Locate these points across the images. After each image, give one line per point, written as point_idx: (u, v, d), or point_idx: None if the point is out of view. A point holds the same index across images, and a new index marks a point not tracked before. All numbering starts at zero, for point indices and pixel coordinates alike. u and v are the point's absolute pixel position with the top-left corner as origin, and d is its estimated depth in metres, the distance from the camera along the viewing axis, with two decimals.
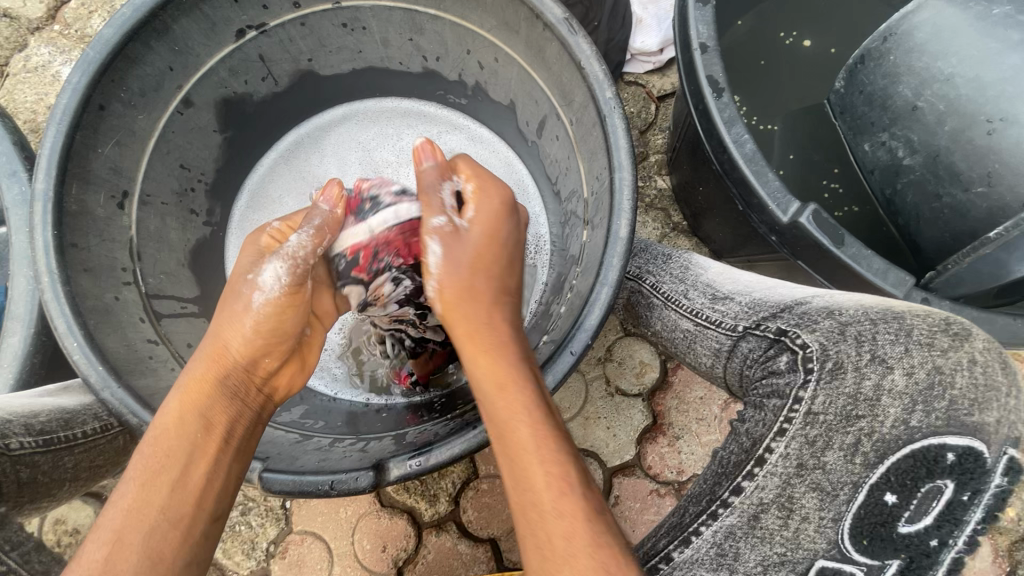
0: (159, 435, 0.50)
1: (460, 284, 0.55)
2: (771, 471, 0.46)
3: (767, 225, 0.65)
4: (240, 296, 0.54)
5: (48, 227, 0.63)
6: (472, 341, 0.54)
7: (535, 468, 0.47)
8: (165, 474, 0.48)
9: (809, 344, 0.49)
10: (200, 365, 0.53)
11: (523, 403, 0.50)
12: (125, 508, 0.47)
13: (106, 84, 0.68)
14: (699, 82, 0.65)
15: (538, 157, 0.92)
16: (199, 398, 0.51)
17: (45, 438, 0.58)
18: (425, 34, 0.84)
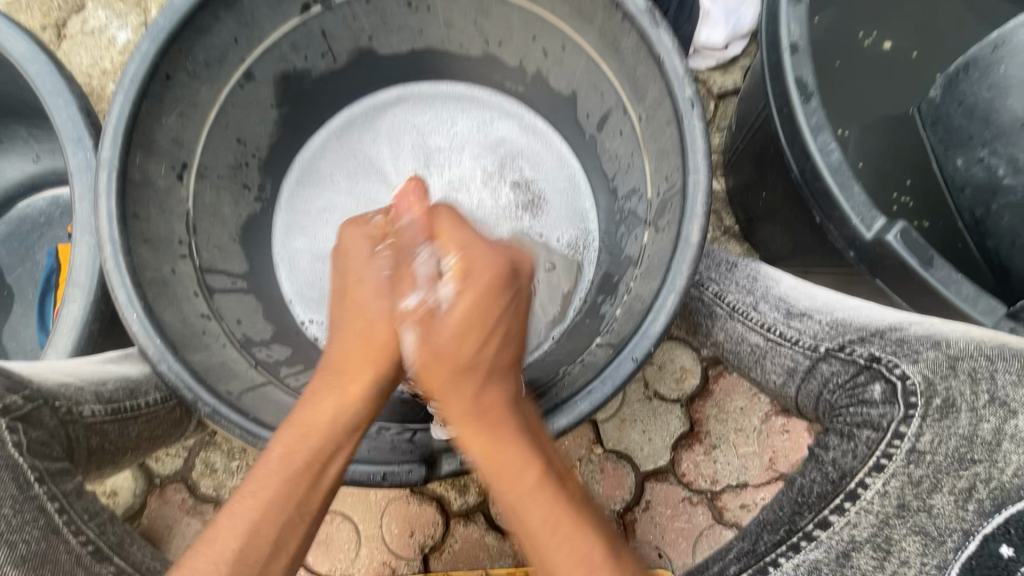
0: (308, 429, 0.55)
1: (452, 363, 0.58)
2: (866, 508, 0.48)
3: (845, 239, 0.62)
4: (381, 293, 0.61)
5: (112, 196, 0.63)
6: (463, 424, 0.56)
7: (560, 545, 0.49)
8: (310, 468, 0.53)
9: (909, 377, 0.51)
10: (357, 361, 0.59)
11: (526, 482, 0.52)
12: (267, 496, 0.51)
13: (174, 54, 0.67)
14: (786, 84, 0.61)
15: (595, 152, 0.89)
16: (352, 398, 0.57)
17: (113, 407, 0.61)
18: (491, 17, 0.81)
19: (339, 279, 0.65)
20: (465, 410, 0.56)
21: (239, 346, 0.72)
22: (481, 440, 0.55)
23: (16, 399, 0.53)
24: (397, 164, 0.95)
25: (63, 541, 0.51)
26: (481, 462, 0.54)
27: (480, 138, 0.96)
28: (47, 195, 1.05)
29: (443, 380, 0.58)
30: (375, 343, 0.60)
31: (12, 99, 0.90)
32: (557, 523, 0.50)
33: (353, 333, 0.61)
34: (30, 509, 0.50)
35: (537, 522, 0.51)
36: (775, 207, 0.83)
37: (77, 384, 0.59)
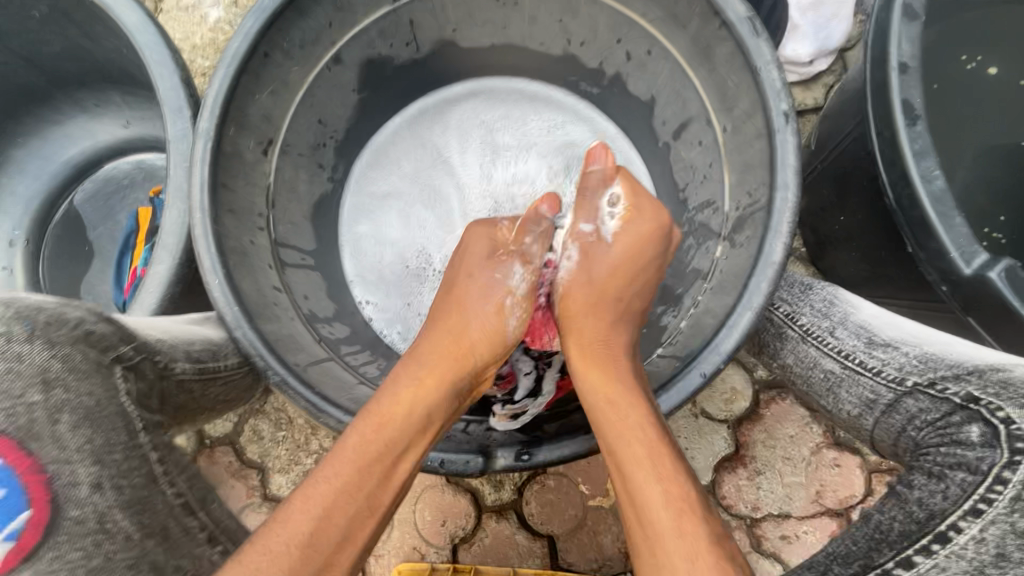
0: (385, 419, 0.56)
1: (592, 298, 0.66)
2: (958, 553, 0.44)
3: (938, 272, 0.59)
4: (489, 295, 0.67)
5: (205, 164, 0.66)
6: (586, 360, 0.62)
7: (669, 508, 0.50)
8: (381, 459, 0.54)
9: (1015, 421, 0.46)
10: (441, 360, 0.62)
11: (643, 440, 0.54)
12: (338, 484, 0.51)
13: (274, 33, 0.69)
14: (891, 105, 0.59)
15: (667, 160, 0.87)
16: (432, 393, 0.59)
17: (200, 364, 0.65)
18: (578, 16, 0.81)
19: (452, 274, 0.71)
20: (588, 352, 0.63)
21: (304, 320, 0.74)
22: (603, 376, 0.59)
23: (127, 350, 0.56)
24: (462, 159, 0.95)
25: (158, 488, 0.57)
26: (595, 392, 0.59)
27: (550, 139, 0.95)
28: (132, 159, 1.11)
29: (578, 309, 0.67)
30: (464, 347, 0.63)
31: (113, 66, 0.95)
32: (659, 458, 0.53)
33: (446, 332, 0.65)
34: (134, 457, 0.56)
35: (636, 459, 0.54)
36: (853, 232, 0.80)
37: (172, 341, 0.62)
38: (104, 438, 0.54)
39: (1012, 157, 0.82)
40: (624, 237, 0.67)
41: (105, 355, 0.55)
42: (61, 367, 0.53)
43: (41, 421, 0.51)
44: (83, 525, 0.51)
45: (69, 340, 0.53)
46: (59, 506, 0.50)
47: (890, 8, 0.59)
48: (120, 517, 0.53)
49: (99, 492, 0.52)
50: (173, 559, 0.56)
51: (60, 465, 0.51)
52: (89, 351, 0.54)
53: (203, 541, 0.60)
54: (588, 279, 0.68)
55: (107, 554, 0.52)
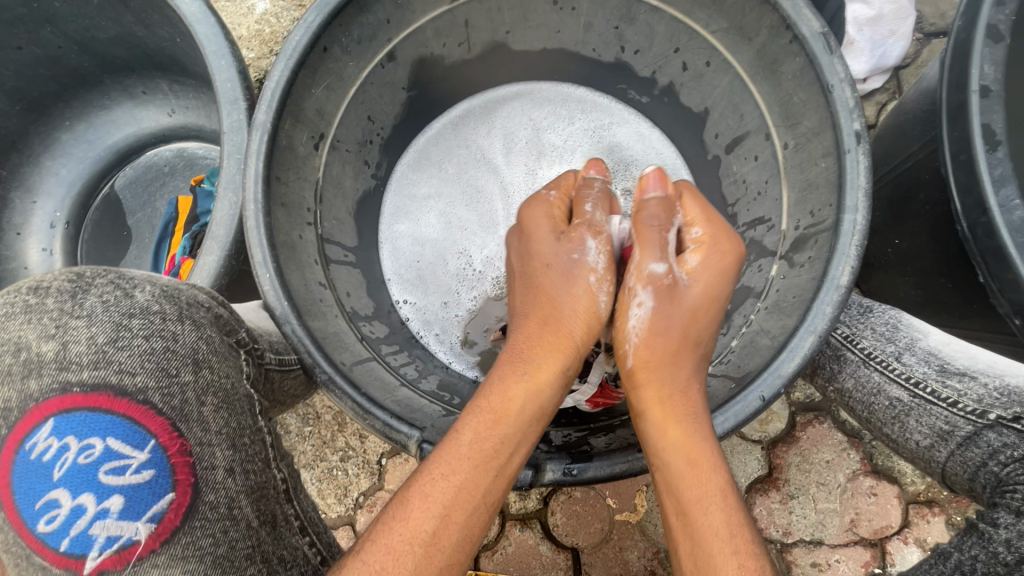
0: (499, 416, 0.53)
1: (668, 347, 0.57)
2: None
3: (1011, 306, 0.57)
4: (573, 278, 0.61)
5: (260, 157, 0.66)
6: (664, 408, 0.55)
7: (731, 564, 0.47)
8: (497, 457, 0.52)
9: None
10: (547, 350, 0.58)
11: (715, 486, 0.50)
12: (456, 483, 0.50)
13: (334, 28, 0.69)
14: (970, 130, 0.57)
15: (717, 173, 0.86)
16: (542, 386, 0.56)
17: (283, 357, 0.67)
18: (636, 24, 0.79)
19: (524, 265, 0.64)
20: (668, 397, 0.55)
21: (347, 318, 0.74)
22: (683, 435, 0.52)
23: (243, 334, 0.60)
24: (508, 154, 0.95)
25: (271, 473, 0.58)
26: (672, 450, 0.52)
27: (593, 142, 0.94)
28: (174, 147, 1.12)
29: (651, 360, 0.57)
30: (565, 335, 0.59)
31: (163, 54, 0.95)
32: (739, 535, 0.48)
33: (544, 317, 0.60)
34: (257, 441, 0.58)
35: (715, 533, 0.48)
36: (908, 257, 0.78)
37: (263, 332, 0.65)
38: (237, 421, 0.56)
39: None
40: (701, 274, 0.58)
41: (230, 339, 0.58)
42: (206, 348, 0.56)
43: (191, 401, 0.53)
44: (216, 510, 0.52)
45: (206, 323, 0.57)
46: (199, 489, 0.51)
47: (973, 29, 0.57)
48: (245, 503, 0.54)
49: (232, 475, 0.54)
50: (278, 549, 0.55)
51: (202, 446, 0.53)
52: (217, 334, 0.57)
53: (296, 530, 0.59)
54: (666, 324, 0.57)
55: (233, 540, 0.52)
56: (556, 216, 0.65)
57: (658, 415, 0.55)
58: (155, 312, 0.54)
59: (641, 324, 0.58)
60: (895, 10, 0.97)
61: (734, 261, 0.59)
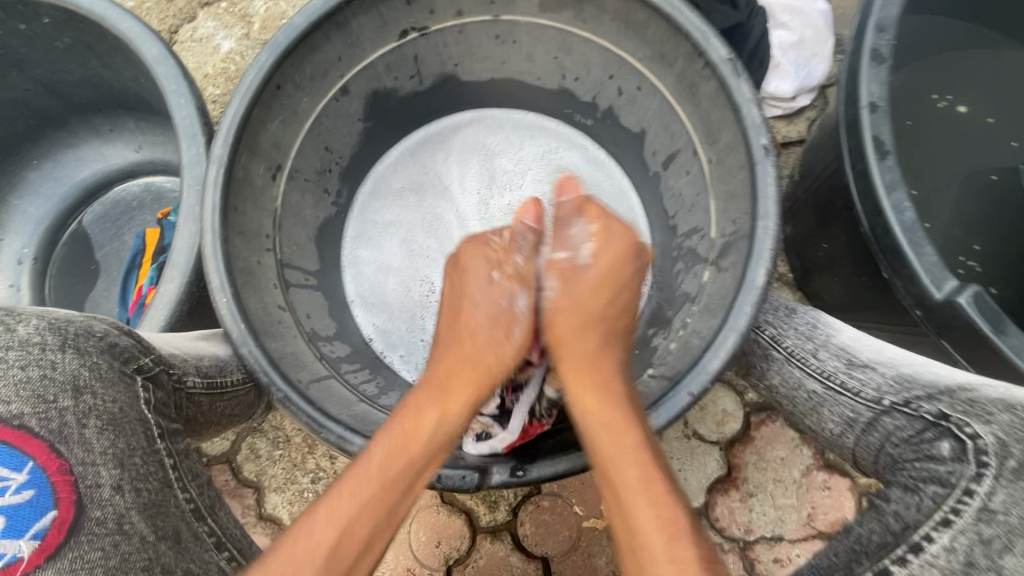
0: (408, 439, 0.58)
1: (577, 321, 0.67)
2: (929, 562, 0.46)
3: (913, 297, 0.62)
4: (496, 324, 0.69)
5: (217, 189, 0.69)
6: (577, 375, 0.63)
7: (649, 504, 0.53)
8: (403, 476, 0.56)
9: (982, 437, 0.50)
10: (459, 382, 0.64)
11: (631, 447, 0.56)
12: (364, 497, 0.54)
13: (286, 67, 0.74)
14: (863, 141, 0.63)
15: (658, 188, 0.91)
16: (450, 415, 0.62)
17: (208, 379, 0.68)
18: (572, 54, 0.85)
19: (456, 301, 0.72)
20: (583, 368, 0.64)
21: (306, 338, 0.77)
22: (596, 396, 0.60)
23: (147, 360, 0.61)
24: (463, 182, 1.00)
25: (172, 493, 0.60)
26: (591, 412, 0.60)
27: (543, 164, 1.00)
28: (142, 182, 1.15)
29: (565, 334, 0.67)
30: (475, 373, 0.66)
31: (129, 94, 0.99)
32: (650, 473, 0.55)
33: (461, 355, 0.67)
34: (152, 462, 0.59)
35: (631, 476, 0.55)
36: (836, 259, 0.83)
37: (183, 355, 0.65)
38: (125, 442, 0.58)
39: (985, 189, 0.87)
40: (599, 259, 0.70)
41: (127, 366, 0.59)
42: (89, 375, 0.57)
43: (71, 424, 0.55)
44: (103, 525, 0.54)
45: (95, 351, 0.59)
46: (83, 506, 0.54)
47: (860, 52, 0.64)
48: (137, 520, 0.56)
49: (120, 494, 0.56)
50: (182, 563, 0.58)
51: (86, 466, 0.55)
52: (112, 361, 0.59)
53: (210, 546, 0.62)
54: (569, 309, 0.68)
55: (124, 554, 0.54)
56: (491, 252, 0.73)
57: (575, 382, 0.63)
58: (35, 345, 0.56)
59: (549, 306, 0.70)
60: (815, 34, 1.05)
61: (630, 245, 0.71)
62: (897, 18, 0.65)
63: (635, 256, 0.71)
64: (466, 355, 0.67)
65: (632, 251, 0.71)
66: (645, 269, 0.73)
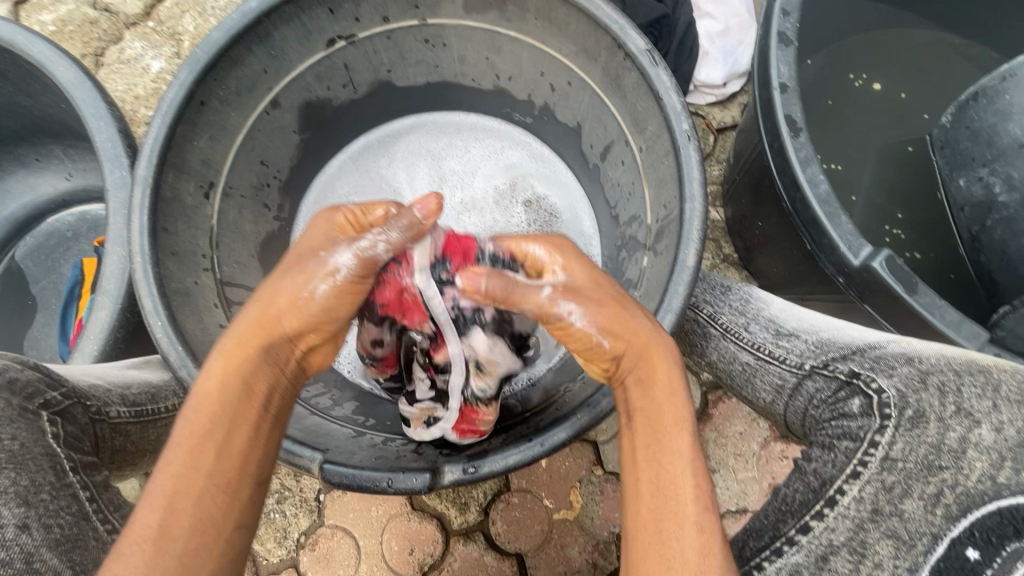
0: (202, 400, 0.51)
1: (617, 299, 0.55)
2: (842, 514, 0.49)
3: (835, 266, 0.66)
4: (306, 273, 0.54)
5: (145, 211, 0.68)
6: (650, 353, 0.53)
7: (686, 480, 0.48)
8: (211, 436, 0.49)
9: (885, 391, 0.52)
10: (246, 330, 0.54)
11: (684, 418, 0.51)
12: (174, 472, 0.47)
13: (208, 82, 0.73)
14: (777, 121, 0.66)
15: (599, 180, 0.93)
16: (241, 361, 0.52)
17: (136, 408, 0.67)
18: (503, 54, 0.86)
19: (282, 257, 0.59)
20: (643, 350, 0.53)
21: None
22: (664, 371, 0.52)
23: (55, 394, 0.59)
24: (411, 186, 1.00)
25: (91, 525, 0.56)
26: (654, 386, 0.52)
27: (492, 164, 1.01)
28: (76, 211, 1.11)
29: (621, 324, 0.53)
30: (272, 314, 0.54)
31: (52, 120, 0.96)
32: (699, 467, 0.49)
33: (253, 301, 0.55)
34: (64, 496, 0.55)
35: (683, 477, 0.49)
36: (771, 236, 0.86)
37: (106, 386, 0.64)
38: (29, 479, 0.53)
39: (904, 160, 0.91)
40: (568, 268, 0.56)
41: (30, 402, 0.57)
42: None
43: None
44: (10, 565, 0.49)
45: None
46: None
47: (768, 36, 0.67)
48: (50, 556, 0.52)
49: (27, 532, 0.51)
50: None
51: None
52: (13, 397, 0.56)
53: None
54: (597, 305, 0.53)
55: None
56: (341, 224, 0.59)
57: (642, 359, 0.53)
58: None
59: (328, 296, 0.54)
60: (739, 23, 1.09)
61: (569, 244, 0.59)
62: (801, 1, 0.68)
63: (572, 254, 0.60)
64: (260, 300, 0.55)
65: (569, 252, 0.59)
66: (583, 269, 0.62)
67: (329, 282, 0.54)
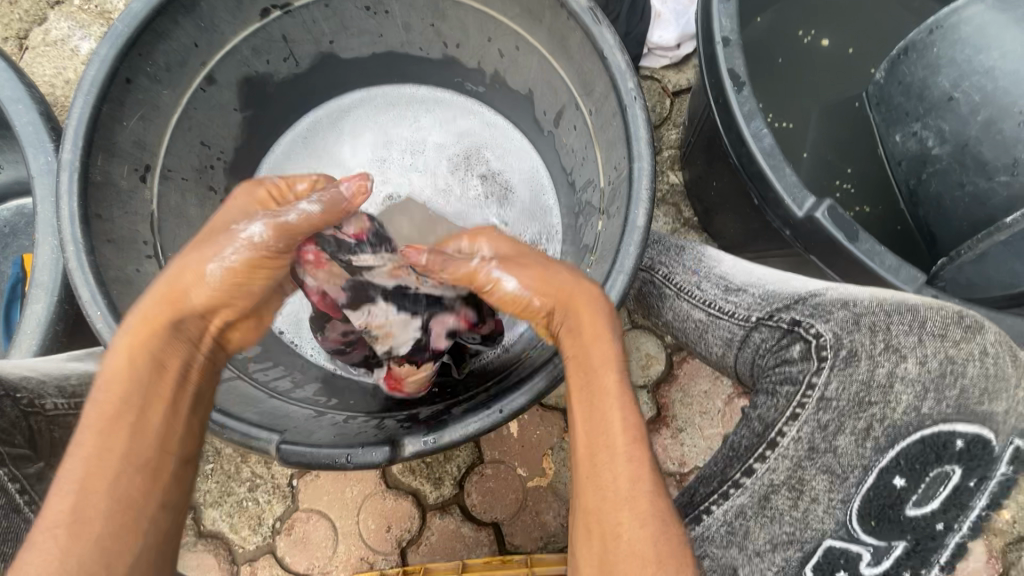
0: (110, 385, 0.50)
1: (518, 257, 0.62)
2: (783, 454, 0.51)
3: (782, 219, 0.67)
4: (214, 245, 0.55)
5: (74, 198, 0.65)
6: (575, 303, 0.56)
7: (629, 463, 0.49)
8: (122, 419, 0.49)
9: (822, 333, 0.53)
10: (152, 308, 0.53)
11: (627, 409, 0.52)
12: (86, 453, 0.47)
13: (133, 58, 0.69)
14: (720, 76, 0.65)
15: (554, 147, 0.91)
16: (147, 342, 0.52)
17: (77, 399, 0.63)
18: (448, 20, 0.84)
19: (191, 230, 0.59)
20: (574, 298, 0.57)
21: None
22: (584, 349, 0.55)
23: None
24: (364, 163, 0.97)
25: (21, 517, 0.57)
26: (575, 328, 0.56)
27: (444, 133, 0.99)
28: (12, 206, 1.05)
29: (561, 298, 0.58)
30: (181, 290, 0.54)
31: None
32: (637, 458, 0.50)
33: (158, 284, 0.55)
34: None
35: (613, 415, 0.51)
36: (726, 196, 0.87)
37: (41, 378, 0.62)
38: None
39: (851, 115, 0.92)
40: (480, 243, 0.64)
41: None
42: None
43: None
44: None
45: None
46: None
47: None
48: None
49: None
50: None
51: None
52: None
53: None
54: (521, 266, 0.59)
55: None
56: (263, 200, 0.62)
57: (569, 309, 0.57)
58: None
59: (223, 276, 0.55)
60: None
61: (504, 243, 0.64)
62: None
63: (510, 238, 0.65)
64: (166, 279, 0.55)
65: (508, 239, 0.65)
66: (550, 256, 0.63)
67: (240, 251, 0.55)
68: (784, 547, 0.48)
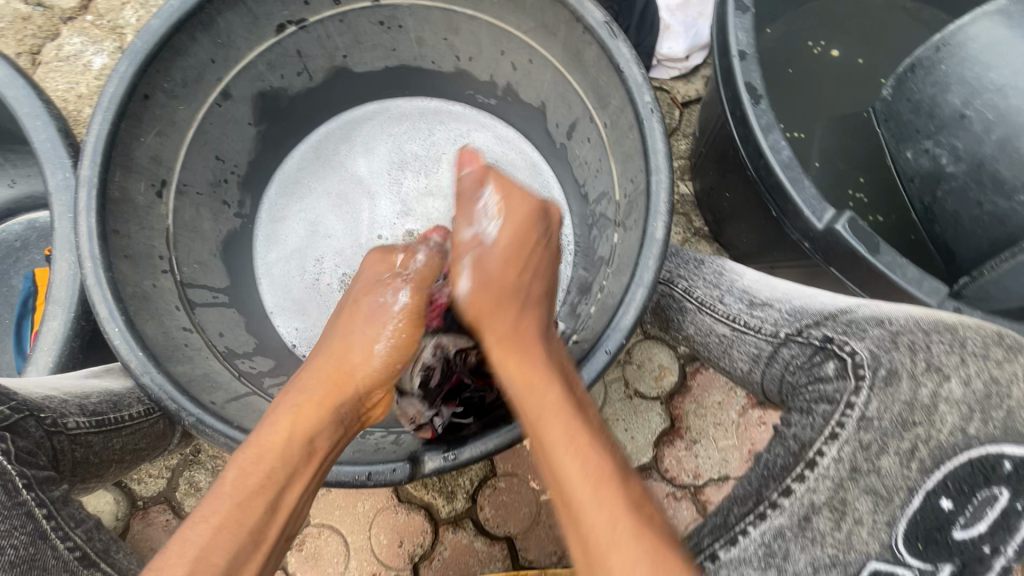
0: (262, 452, 0.52)
1: (492, 292, 0.61)
2: (823, 474, 0.50)
3: (800, 231, 0.67)
4: (374, 320, 0.62)
5: (93, 214, 0.65)
6: (503, 345, 0.58)
7: (581, 480, 0.47)
8: (263, 492, 0.50)
9: (858, 352, 0.54)
10: (321, 386, 0.57)
11: (562, 414, 0.51)
12: (213, 522, 0.48)
13: (152, 74, 0.69)
14: (738, 89, 0.66)
15: (567, 159, 0.91)
16: (311, 419, 0.55)
17: (96, 418, 0.65)
18: (461, 34, 0.84)
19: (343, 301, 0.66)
20: (519, 351, 0.57)
21: (220, 357, 0.74)
22: (517, 369, 0.56)
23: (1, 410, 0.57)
24: (377, 179, 0.96)
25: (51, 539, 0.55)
26: (515, 385, 0.55)
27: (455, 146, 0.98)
28: (23, 220, 1.05)
29: (482, 306, 0.61)
30: (349, 369, 0.59)
31: None
32: (591, 462, 0.48)
33: (329, 356, 0.60)
34: (17, 514, 0.53)
35: (558, 439, 0.50)
36: (739, 207, 0.87)
37: (61, 396, 0.63)
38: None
39: (862, 126, 0.93)
40: (507, 231, 0.62)
41: None
42: None
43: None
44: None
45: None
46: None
47: (725, 5, 0.67)
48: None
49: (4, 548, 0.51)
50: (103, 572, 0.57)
51: None
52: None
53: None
54: (482, 279, 0.61)
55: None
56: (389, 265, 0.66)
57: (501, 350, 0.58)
58: None
59: (386, 353, 0.61)
60: None
61: (532, 209, 0.63)
62: None
63: (538, 221, 0.64)
64: (335, 354, 0.60)
65: (535, 215, 0.64)
66: (557, 235, 0.66)
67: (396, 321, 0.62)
68: (826, 570, 0.47)
